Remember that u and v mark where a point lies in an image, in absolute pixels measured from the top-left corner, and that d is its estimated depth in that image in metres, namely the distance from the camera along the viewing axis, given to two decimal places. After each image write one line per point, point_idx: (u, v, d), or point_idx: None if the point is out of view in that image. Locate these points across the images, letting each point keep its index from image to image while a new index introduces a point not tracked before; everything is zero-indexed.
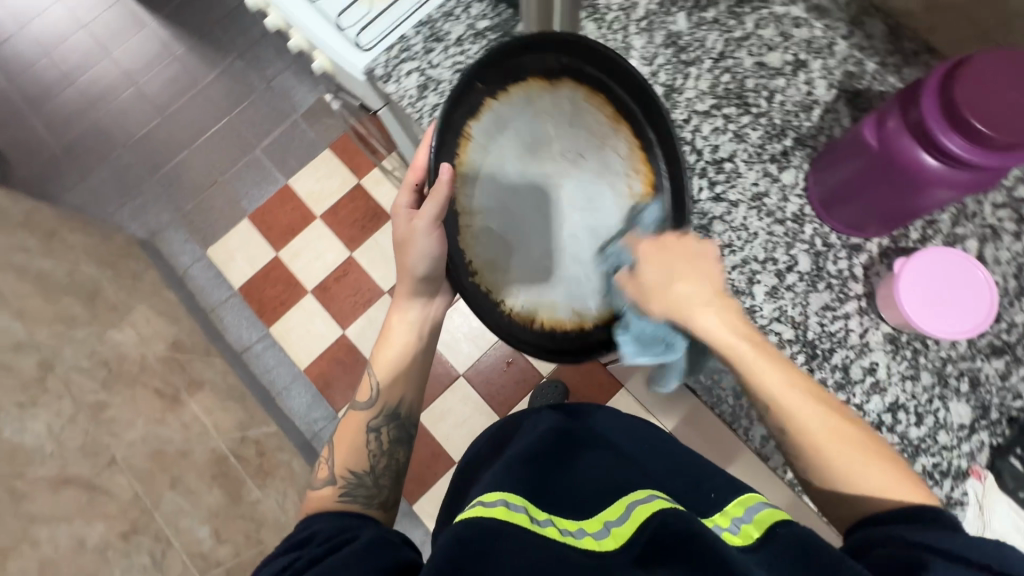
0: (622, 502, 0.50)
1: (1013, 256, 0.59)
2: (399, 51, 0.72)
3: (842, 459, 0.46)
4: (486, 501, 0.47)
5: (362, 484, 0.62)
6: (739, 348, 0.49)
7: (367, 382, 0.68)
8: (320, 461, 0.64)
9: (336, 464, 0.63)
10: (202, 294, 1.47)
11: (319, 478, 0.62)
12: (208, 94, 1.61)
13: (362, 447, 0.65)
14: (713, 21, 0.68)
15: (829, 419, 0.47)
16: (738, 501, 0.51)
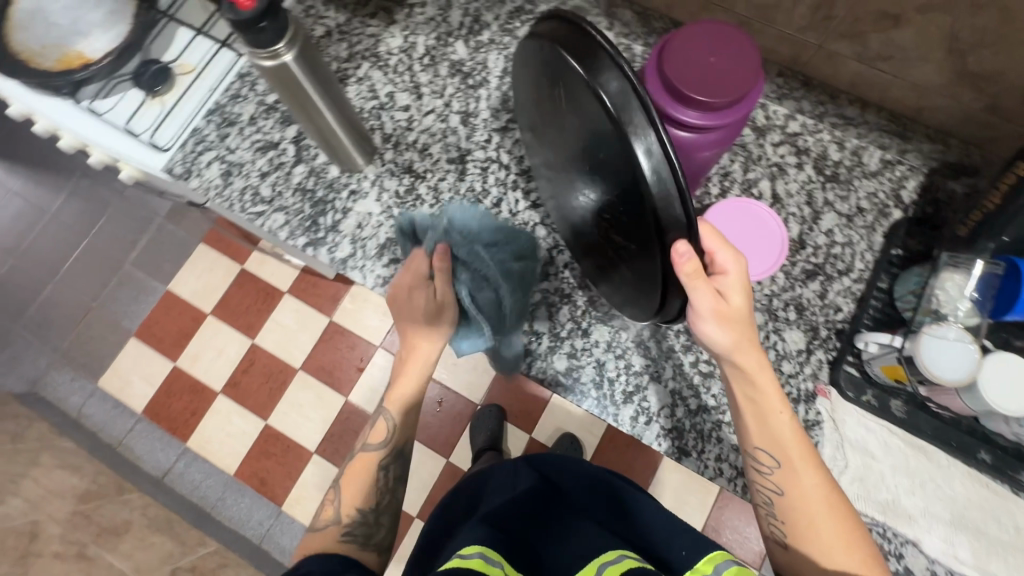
0: (592, 563, 0.46)
1: (800, 186, 0.65)
2: (195, 144, 0.70)
3: (826, 529, 0.48)
4: (465, 553, 0.45)
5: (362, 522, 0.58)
6: (769, 404, 0.49)
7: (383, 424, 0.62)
8: (326, 502, 0.60)
9: (342, 505, 0.58)
10: (105, 429, 1.37)
11: (322, 518, 0.58)
12: (60, 221, 1.52)
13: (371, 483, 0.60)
14: (489, 42, 0.71)
15: (829, 488, 0.49)
16: (708, 558, 0.47)
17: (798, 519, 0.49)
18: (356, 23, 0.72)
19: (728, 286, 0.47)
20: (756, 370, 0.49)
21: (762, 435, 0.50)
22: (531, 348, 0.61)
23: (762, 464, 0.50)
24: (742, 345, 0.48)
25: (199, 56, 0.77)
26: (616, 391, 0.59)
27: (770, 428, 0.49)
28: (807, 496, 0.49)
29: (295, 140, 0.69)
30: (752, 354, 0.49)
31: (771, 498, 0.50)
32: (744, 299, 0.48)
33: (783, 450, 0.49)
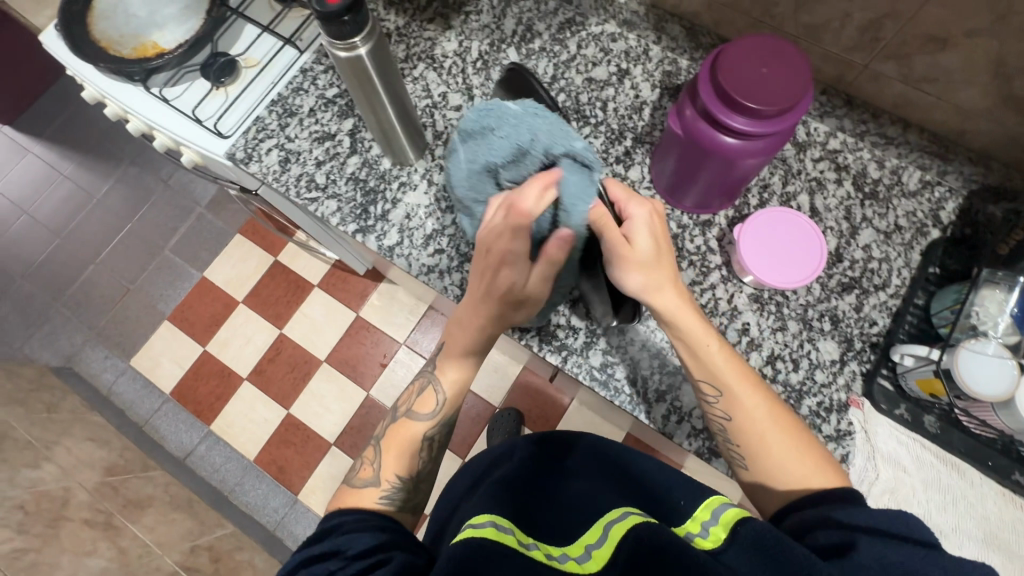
0: (599, 522, 0.48)
1: (838, 201, 0.66)
2: (256, 132, 0.76)
3: (777, 442, 0.49)
4: (476, 523, 0.45)
5: (400, 487, 0.57)
6: (696, 336, 0.52)
7: (431, 394, 0.60)
8: (365, 460, 0.59)
9: (383, 469, 0.57)
10: (132, 408, 1.41)
11: (359, 478, 0.57)
12: (106, 205, 1.58)
13: (411, 456, 0.58)
14: (540, 50, 0.74)
15: (770, 406, 0.51)
16: (705, 506, 0.48)
17: (753, 443, 0.50)
18: (414, 27, 0.76)
19: (635, 230, 0.52)
20: (676, 309, 0.52)
21: (699, 368, 0.52)
22: (567, 342, 0.63)
23: (708, 397, 0.52)
24: (662, 283, 0.52)
25: (263, 52, 0.80)
26: (649, 389, 0.61)
27: (704, 359, 0.52)
28: (752, 417, 0.50)
29: (351, 133, 0.73)
30: (673, 287, 0.52)
31: (724, 428, 0.52)
32: (654, 243, 0.52)
33: (716, 380, 0.52)
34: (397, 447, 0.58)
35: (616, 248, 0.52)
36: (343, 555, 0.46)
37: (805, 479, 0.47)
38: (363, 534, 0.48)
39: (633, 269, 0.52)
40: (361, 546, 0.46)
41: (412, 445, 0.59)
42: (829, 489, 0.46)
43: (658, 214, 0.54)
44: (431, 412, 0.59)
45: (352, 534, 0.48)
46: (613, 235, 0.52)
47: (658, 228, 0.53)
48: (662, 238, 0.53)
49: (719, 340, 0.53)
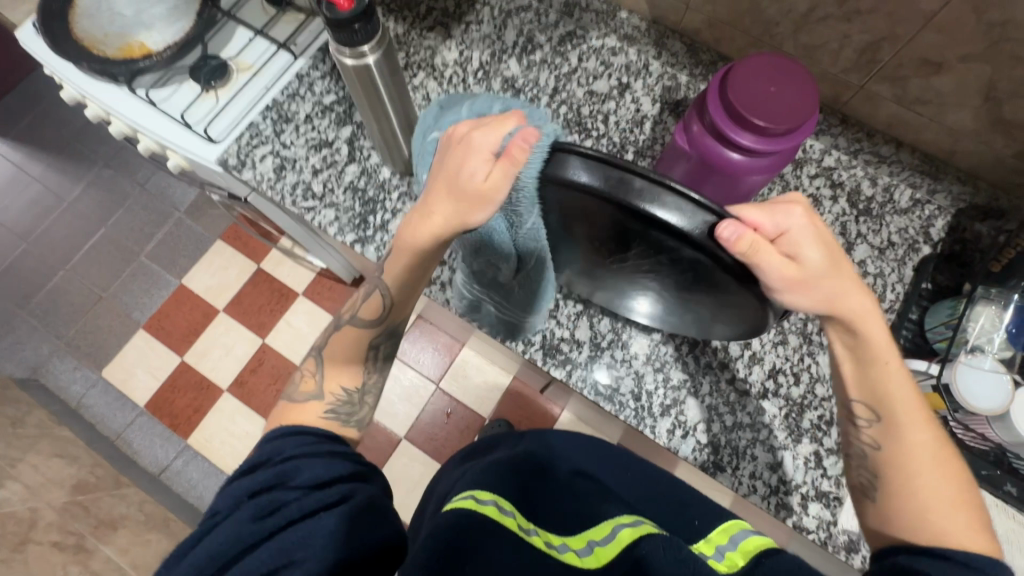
0: (609, 522, 0.49)
1: (835, 217, 0.67)
2: (250, 137, 0.74)
3: (929, 487, 0.45)
4: (479, 498, 0.45)
5: (349, 402, 0.55)
6: (875, 355, 0.47)
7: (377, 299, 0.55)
8: (306, 372, 0.57)
9: (326, 380, 0.56)
10: (104, 421, 1.35)
11: (301, 392, 0.56)
12: (78, 209, 1.52)
13: (358, 361, 0.57)
14: (541, 62, 0.74)
15: (940, 447, 0.47)
16: (722, 529, 0.49)
17: (899, 479, 0.46)
18: (414, 35, 0.75)
19: (799, 245, 0.43)
20: (864, 322, 0.46)
21: (861, 387, 0.49)
22: (571, 356, 0.63)
23: (860, 417, 0.49)
24: (845, 290, 0.45)
25: (256, 55, 0.77)
26: (653, 403, 0.61)
27: (876, 380, 0.48)
28: (910, 453, 0.46)
29: (349, 141, 0.72)
30: (860, 305, 0.46)
31: (867, 453, 0.49)
32: (821, 249, 0.43)
33: (885, 408, 0.47)
34: (338, 353, 0.56)
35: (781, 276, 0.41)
36: (292, 485, 0.43)
37: (953, 535, 0.43)
38: (310, 462, 0.45)
39: (800, 292, 0.43)
40: (312, 476, 0.44)
41: (357, 350, 0.56)
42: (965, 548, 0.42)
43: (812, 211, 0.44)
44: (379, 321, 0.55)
45: (292, 460, 0.46)
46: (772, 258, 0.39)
47: (818, 232, 0.43)
48: (830, 242, 0.44)
49: (900, 367, 0.48)
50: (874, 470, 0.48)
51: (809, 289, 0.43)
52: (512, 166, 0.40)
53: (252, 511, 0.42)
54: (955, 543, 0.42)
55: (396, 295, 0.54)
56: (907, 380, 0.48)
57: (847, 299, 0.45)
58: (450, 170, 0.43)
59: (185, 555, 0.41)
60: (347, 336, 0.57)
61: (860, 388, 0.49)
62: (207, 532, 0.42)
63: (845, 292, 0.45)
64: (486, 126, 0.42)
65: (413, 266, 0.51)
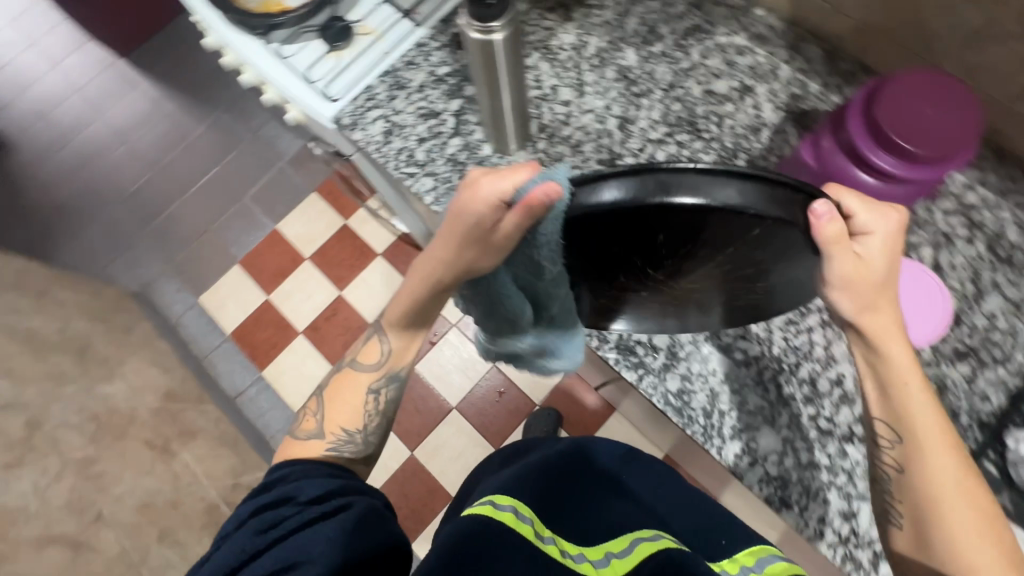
0: (626, 536, 0.50)
1: (967, 261, 0.60)
2: (365, 99, 0.77)
3: (950, 506, 0.46)
4: (498, 504, 0.47)
5: (351, 441, 0.60)
6: (898, 369, 0.48)
7: (377, 345, 0.62)
8: (309, 411, 0.63)
9: (326, 420, 0.61)
10: (196, 341, 1.49)
11: (303, 430, 0.61)
12: (198, 147, 1.66)
13: (359, 406, 0.61)
14: (660, 54, 0.71)
15: (959, 469, 0.47)
16: (751, 552, 0.50)
17: (921, 497, 0.47)
18: (534, 15, 0.75)
19: (869, 247, 0.44)
20: (884, 333, 0.47)
21: (894, 412, 0.49)
22: (645, 360, 0.61)
23: (881, 440, 0.50)
24: (875, 305, 0.46)
25: (380, 21, 0.80)
26: (725, 424, 0.58)
27: (905, 407, 0.48)
28: (934, 473, 0.47)
29: (457, 114, 0.73)
30: (880, 318, 0.47)
31: (888, 472, 0.50)
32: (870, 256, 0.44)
33: (906, 430, 0.48)
34: (341, 397, 0.61)
35: (838, 270, 0.43)
36: (297, 501, 0.51)
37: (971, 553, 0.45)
38: (313, 480, 0.53)
39: (849, 294, 0.45)
40: (314, 493, 0.52)
41: (357, 395, 0.61)
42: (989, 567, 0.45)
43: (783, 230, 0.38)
44: (374, 363, 0.61)
45: (297, 482, 0.53)
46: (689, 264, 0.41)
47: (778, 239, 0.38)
48: (898, 251, 0.45)
49: (927, 391, 0.48)
50: (896, 491, 0.49)
51: (857, 263, 0.43)
52: (530, 214, 0.38)
53: (256, 527, 0.49)
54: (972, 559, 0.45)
55: (397, 341, 0.61)
56: (930, 402, 0.48)
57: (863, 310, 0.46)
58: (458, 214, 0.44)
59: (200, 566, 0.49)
60: (349, 384, 0.62)
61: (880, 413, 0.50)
62: (219, 547, 0.50)
63: (870, 302, 0.46)
64: (498, 176, 0.42)
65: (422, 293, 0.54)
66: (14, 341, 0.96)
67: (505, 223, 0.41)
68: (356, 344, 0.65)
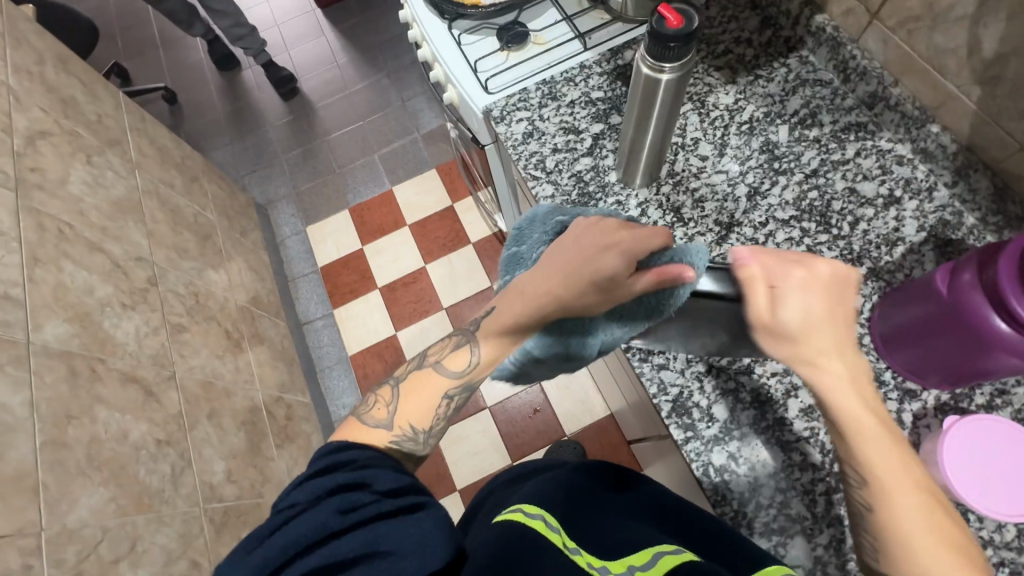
0: (649, 549, 0.45)
1: None
2: (517, 99, 0.82)
3: (928, 551, 0.40)
4: (527, 511, 0.45)
5: (412, 439, 0.54)
6: (849, 402, 0.44)
7: (467, 353, 0.56)
8: (379, 400, 0.56)
9: (399, 413, 0.54)
10: (290, 263, 1.64)
11: (372, 417, 0.54)
12: (352, 99, 1.84)
13: (432, 405, 0.55)
14: (814, 140, 0.71)
15: (931, 513, 0.42)
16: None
17: (893, 543, 0.42)
18: (700, 68, 0.77)
19: (787, 300, 0.46)
20: (831, 370, 0.45)
21: (866, 454, 0.43)
22: (697, 425, 0.60)
23: (850, 479, 0.45)
24: (832, 348, 0.45)
25: (554, 36, 0.86)
26: (758, 517, 0.56)
27: (876, 448, 0.43)
28: (898, 508, 0.42)
29: (596, 137, 0.77)
30: (838, 365, 0.45)
31: (859, 517, 0.44)
32: (807, 314, 0.45)
33: (871, 472, 0.43)
34: (419, 396, 0.55)
35: (754, 314, 0.47)
36: (371, 489, 0.45)
37: None
38: (386, 470, 0.47)
39: (781, 347, 0.46)
40: (388, 484, 0.46)
41: (433, 396, 0.56)
42: None
43: (818, 282, 0.46)
44: (461, 371, 0.56)
45: (367, 468, 0.47)
46: (757, 296, 0.46)
47: (818, 301, 0.45)
48: (840, 300, 0.46)
49: (884, 426, 0.44)
50: (871, 534, 0.43)
51: (782, 339, 0.46)
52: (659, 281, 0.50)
53: (333, 506, 0.43)
54: None
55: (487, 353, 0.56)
56: (892, 441, 0.44)
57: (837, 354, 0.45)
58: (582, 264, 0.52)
59: (258, 544, 0.42)
60: (426, 384, 0.56)
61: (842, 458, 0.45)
62: (279, 527, 0.43)
63: (839, 346, 0.45)
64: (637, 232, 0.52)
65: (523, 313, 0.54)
66: (162, 211, 1.17)
67: (633, 280, 0.51)
68: (439, 346, 0.59)
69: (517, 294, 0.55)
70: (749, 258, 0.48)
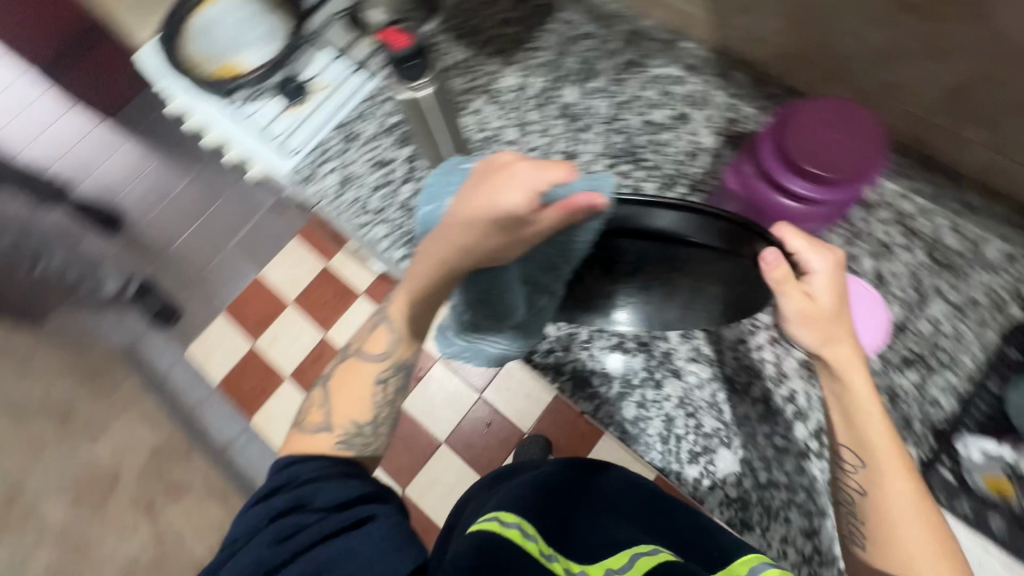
0: (627, 550, 0.44)
1: (907, 268, 0.61)
2: (319, 154, 0.80)
3: (911, 534, 0.47)
4: (503, 521, 0.44)
5: (361, 434, 0.58)
6: (858, 396, 0.47)
7: (384, 334, 0.59)
8: (314, 403, 0.61)
9: (332, 412, 0.59)
10: (183, 394, 1.48)
11: (309, 423, 0.59)
12: (182, 202, 1.70)
13: (367, 400, 0.59)
14: (599, 89, 0.74)
15: (919, 498, 0.48)
16: (743, 560, 0.44)
17: (883, 527, 0.48)
18: (477, 60, 0.78)
19: (817, 287, 0.45)
20: (848, 365, 0.47)
21: (870, 444, 0.48)
22: (600, 390, 0.62)
23: (846, 465, 0.50)
24: (836, 337, 0.47)
25: (335, 75, 0.83)
26: (682, 448, 0.59)
27: (874, 440, 0.48)
28: (889, 499, 0.47)
29: (407, 161, 0.76)
30: (849, 357, 0.47)
31: (854, 499, 0.49)
32: (826, 301, 0.46)
33: (871, 458, 0.48)
34: (350, 388, 0.59)
35: (793, 306, 0.45)
36: (315, 506, 0.50)
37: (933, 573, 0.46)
38: (327, 484, 0.52)
39: (809, 329, 0.46)
40: (331, 498, 0.51)
41: (365, 386, 0.59)
42: None
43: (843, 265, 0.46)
44: (382, 354, 0.59)
45: (310, 483, 0.53)
46: (790, 293, 0.44)
47: (832, 284, 0.46)
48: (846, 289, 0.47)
49: (885, 417, 0.48)
50: (863, 517, 0.49)
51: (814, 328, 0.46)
52: (567, 216, 0.38)
53: (279, 530, 0.49)
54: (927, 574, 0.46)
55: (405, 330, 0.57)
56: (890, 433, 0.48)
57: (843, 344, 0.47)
58: (489, 200, 0.40)
59: (228, 558, 0.49)
60: (353, 370, 0.60)
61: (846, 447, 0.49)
62: (246, 541, 0.50)
63: (845, 335, 0.47)
64: (533, 161, 0.39)
65: (428, 292, 0.51)
66: None
67: (541, 217, 0.39)
68: (362, 331, 0.62)
69: (428, 256, 0.48)
70: (776, 257, 0.41)
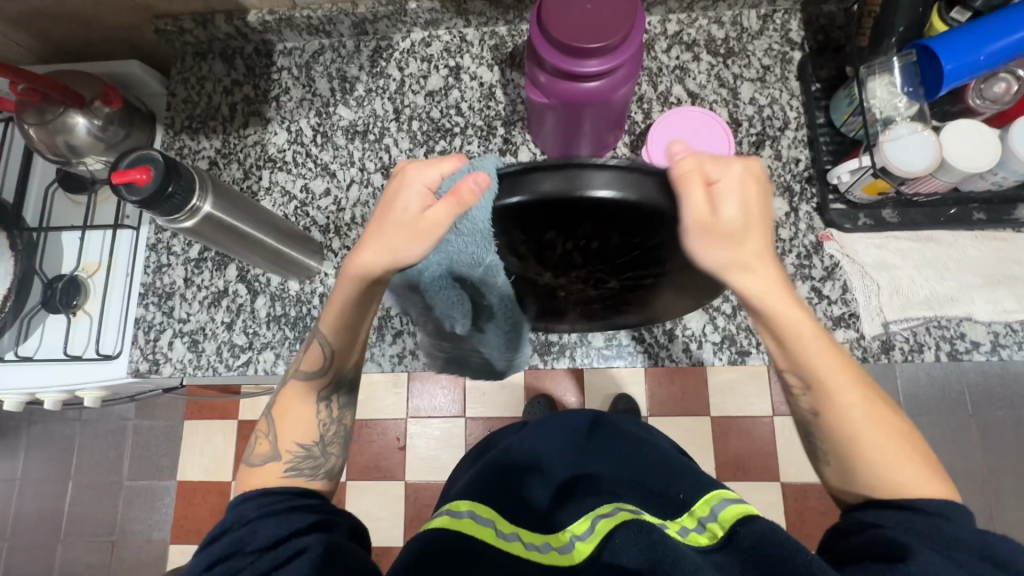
0: (587, 513, 0.44)
1: (707, 74, 0.66)
2: (145, 333, 0.66)
3: (873, 447, 0.43)
4: (454, 512, 0.41)
5: (311, 456, 0.47)
6: (792, 325, 0.43)
7: (314, 348, 0.48)
8: (257, 430, 0.48)
9: (280, 438, 0.47)
10: None
11: (255, 454, 0.47)
12: (33, 479, 1.34)
13: (309, 416, 0.48)
14: (367, 93, 0.70)
15: (877, 409, 0.44)
16: (705, 499, 0.45)
17: (847, 443, 0.44)
18: (233, 141, 0.70)
19: (723, 196, 0.39)
20: (766, 292, 0.43)
21: (812, 367, 0.44)
22: (564, 341, 0.62)
23: (795, 389, 0.46)
24: (749, 263, 0.42)
25: (98, 250, 0.71)
26: (656, 334, 0.61)
27: (815, 360, 0.44)
28: (848, 419, 0.44)
29: (241, 277, 0.66)
30: (766, 273, 0.43)
31: (811, 423, 0.46)
32: (740, 214, 0.40)
33: (817, 377, 0.44)
34: (294, 411, 0.48)
35: (693, 219, 0.38)
36: (249, 551, 0.38)
37: (897, 485, 0.42)
38: (267, 523, 0.40)
39: (712, 244, 0.39)
40: (266, 537, 0.39)
41: (307, 404, 0.49)
42: (926, 498, 0.41)
43: (752, 174, 0.41)
44: (318, 370, 0.48)
45: (253, 525, 0.40)
46: (695, 194, 0.38)
47: (749, 198, 0.40)
48: (757, 211, 0.41)
49: (823, 336, 0.44)
50: (823, 437, 0.45)
51: (725, 242, 0.40)
52: (460, 206, 0.39)
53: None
54: (892, 484, 0.42)
55: (338, 341, 0.48)
56: (831, 350, 0.44)
57: (752, 268, 0.42)
58: (397, 203, 0.42)
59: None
60: (295, 394, 0.49)
61: (785, 370, 0.46)
62: None
63: (755, 259, 0.42)
64: (423, 162, 0.42)
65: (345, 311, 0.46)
66: None
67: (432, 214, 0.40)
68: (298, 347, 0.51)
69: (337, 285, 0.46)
70: (683, 153, 0.39)
